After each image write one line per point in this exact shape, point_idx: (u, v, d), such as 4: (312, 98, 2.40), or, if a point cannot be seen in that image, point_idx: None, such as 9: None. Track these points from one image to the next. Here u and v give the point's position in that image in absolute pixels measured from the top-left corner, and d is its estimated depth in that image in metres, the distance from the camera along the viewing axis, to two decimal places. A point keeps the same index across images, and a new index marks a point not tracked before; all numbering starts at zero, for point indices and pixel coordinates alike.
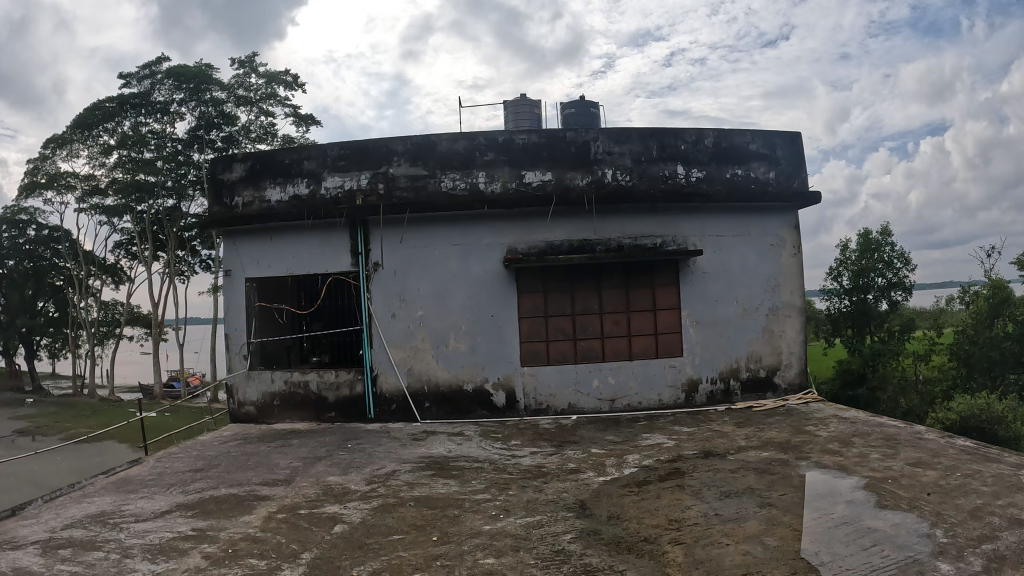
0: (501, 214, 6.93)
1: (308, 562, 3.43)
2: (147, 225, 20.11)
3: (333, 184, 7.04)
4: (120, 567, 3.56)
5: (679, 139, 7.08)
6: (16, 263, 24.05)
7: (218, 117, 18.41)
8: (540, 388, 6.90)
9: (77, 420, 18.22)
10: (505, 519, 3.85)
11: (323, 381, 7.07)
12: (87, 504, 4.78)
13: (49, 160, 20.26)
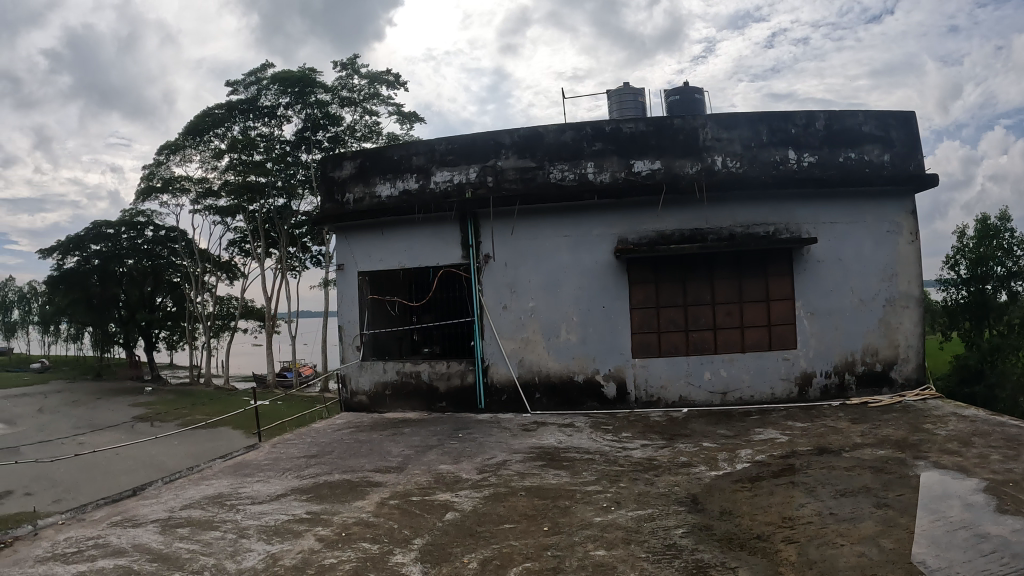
0: (610, 204, 6.89)
1: (420, 548, 3.52)
2: (259, 224, 21.22)
3: (442, 178, 7.18)
4: (237, 546, 3.77)
5: (789, 122, 6.81)
6: (136, 262, 26.04)
7: (324, 119, 19.07)
8: (650, 380, 6.81)
9: (195, 407, 19.42)
10: (615, 511, 3.82)
11: (434, 371, 7.26)
12: (205, 486, 5.09)
13: (164, 166, 21.67)
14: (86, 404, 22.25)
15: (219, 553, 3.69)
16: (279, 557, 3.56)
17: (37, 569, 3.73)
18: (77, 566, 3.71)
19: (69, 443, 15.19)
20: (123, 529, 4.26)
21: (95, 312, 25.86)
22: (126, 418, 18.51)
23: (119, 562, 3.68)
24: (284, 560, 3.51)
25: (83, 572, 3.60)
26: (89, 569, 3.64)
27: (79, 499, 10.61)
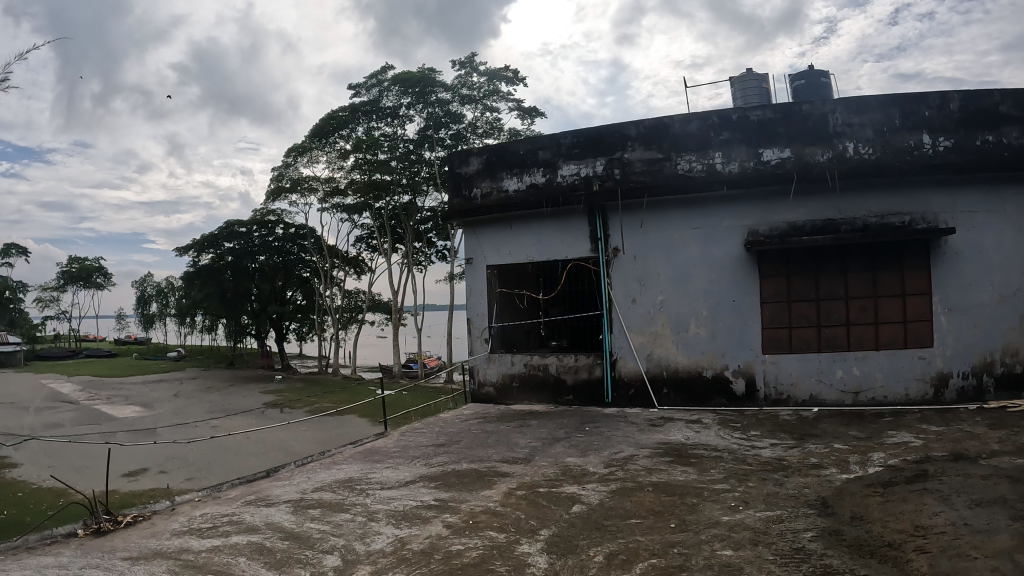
0: (738, 195, 6.76)
1: (546, 539, 3.58)
2: (386, 220, 21.89)
3: (569, 171, 7.42)
4: (367, 529, 3.95)
5: (922, 104, 6.41)
6: (268, 259, 27.68)
7: (445, 117, 19.36)
8: (781, 376, 6.63)
9: (323, 396, 20.36)
10: (744, 511, 3.74)
11: (562, 364, 7.49)
12: (336, 471, 5.34)
13: (292, 167, 22.91)
14: (219, 390, 23.86)
15: (348, 534, 3.88)
16: (406, 540, 3.70)
17: (183, 541, 4.06)
18: (215, 540, 4.01)
19: (205, 426, 16.31)
20: (257, 507, 4.54)
21: (230, 307, 27.85)
22: (257, 404, 19.70)
23: (254, 539, 3.93)
24: (411, 544, 3.65)
25: (224, 545, 3.88)
26: (227, 544, 3.92)
27: (209, 478, 11.37)
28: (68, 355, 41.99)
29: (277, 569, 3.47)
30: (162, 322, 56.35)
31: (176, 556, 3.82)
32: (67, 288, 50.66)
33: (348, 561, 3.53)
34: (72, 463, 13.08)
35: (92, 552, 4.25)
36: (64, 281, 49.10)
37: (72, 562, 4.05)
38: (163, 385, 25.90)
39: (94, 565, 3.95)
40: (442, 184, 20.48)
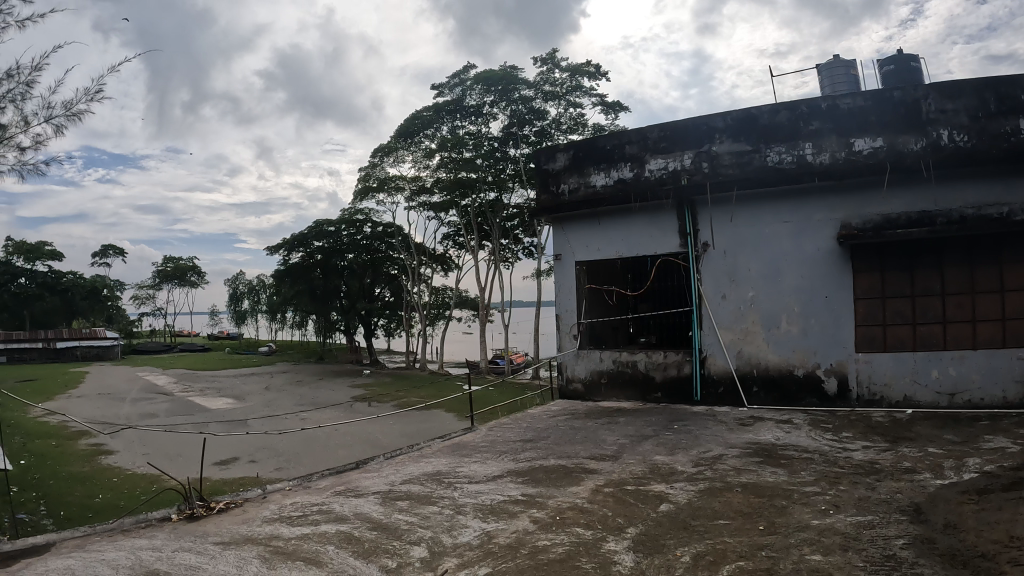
0: (830, 187, 6.58)
1: (634, 537, 3.60)
2: (472, 218, 22.10)
3: (657, 165, 7.47)
4: (454, 521, 4.05)
5: (1020, 87, 6.08)
6: (356, 257, 28.62)
7: (529, 114, 19.45)
8: (874, 376, 6.40)
9: (409, 391, 20.79)
10: (835, 515, 3.63)
11: (651, 361, 7.49)
12: (426, 463, 5.48)
13: (379, 167, 23.47)
14: (308, 384, 24.74)
15: (435, 527, 3.99)
16: (493, 535, 3.79)
17: (274, 528, 4.25)
18: (304, 528, 4.18)
19: (294, 418, 16.90)
20: (345, 498, 4.68)
21: (320, 302, 28.92)
22: (346, 398, 20.33)
23: (343, 528, 4.09)
24: (498, 538, 3.73)
25: (313, 533, 4.05)
26: (316, 532, 4.08)
27: (296, 469, 11.79)
28: (166, 349, 44.29)
29: (365, 558, 3.61)
30: (253, 319, 58.66)
31: (266, 542, 4.01)
32: (164, 286, 53.44)
33: (434, 552, 3.63)
34: (166, 451, 13.77)
35: (186, 536, 4.48)
36: (160, 279, 51.87)
37: (165, 545, 4.29)
38: (254, 378, 27.03)
39: (187, 548, 4.18)
40: (527, 181, 20.53)
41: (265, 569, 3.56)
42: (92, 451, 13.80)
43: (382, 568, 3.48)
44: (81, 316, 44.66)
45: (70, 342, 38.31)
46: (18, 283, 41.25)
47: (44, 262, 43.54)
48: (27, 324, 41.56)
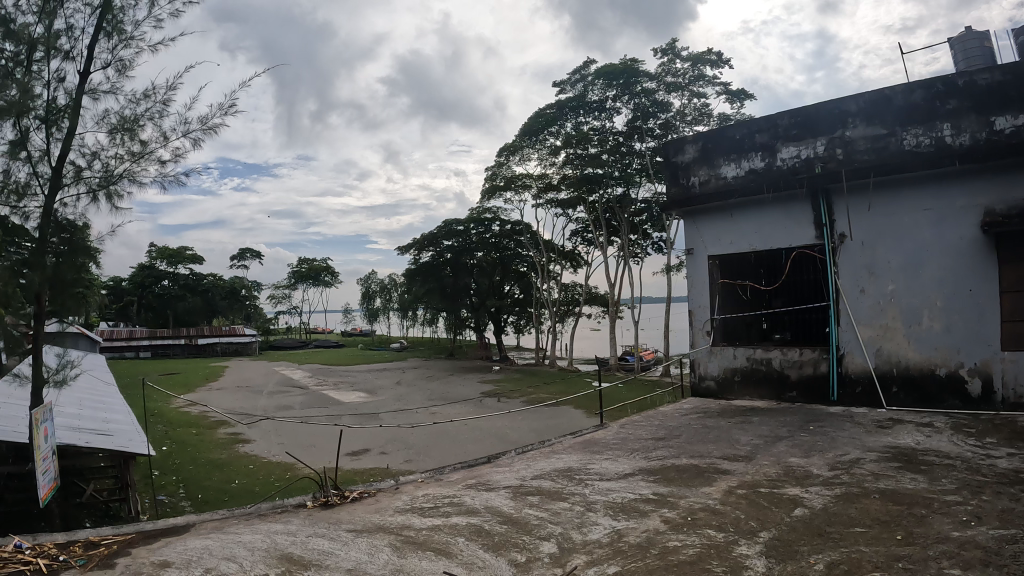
0: (972, 171, 6.11)
1: (766, 542, 3.62)
2: (599, 214, 21.93)
3: (789, 154, 7.27)
4: (584, 519, 4.37)
5: None
6: (485, 255, 29.30)
7: (652, 107, 18.99)
8: (1022, 377, 5.83)
9: (538, 387, 21.08)
10: (977, 527, 3.38)
11: (787, 358, 7.30)
12: (556, 459, 6.49)
13: (505, 166, 23.86)
14: (438, 379, 25.57)
15: (566, 523, 4.32)
16: (623, 534, 4.07)
17: (406, 518, 4.57)
18: (435, 519, 4.51)
19: (425, 412, 17.53)
20: (475, 492, 5.10)
21: (449, 300, 30.32)
22: (477, 393, 20.97)
23: (475, 521, 4.45)
24: (628, 537, 4.00)
25: (443, 525, 4.38)
26: (447, 524, 4.42)
27: (424, 462, 12.19)
28: (300, 345, 46.85)
29: (495, 552, 3.91)
30: (385, 317, 61.11)
31: (398, 531, 4.34)
32: (298, 286, 56.66)
33: (564, 549, 3.89)
34: (300, 441, 14.59)
35: (319, 522, 4.75)
36: (296, 280, 55.13)
37: (300, 530, 4.56)
38: (387, 373, 28.36)
39: (321, 534, 4.44)
40: (655, 175, 20.12)
41: (398, 558, 3.88)
42: (229, 440, 14.84)
43: (512, 562, 3.75)
44: (221, 315, 48.08)
45: (209, 338, 41.28)
46: (164, 285, 45.14)
47: (188, 264, 47.20)
48: (173, 322, 45.21)
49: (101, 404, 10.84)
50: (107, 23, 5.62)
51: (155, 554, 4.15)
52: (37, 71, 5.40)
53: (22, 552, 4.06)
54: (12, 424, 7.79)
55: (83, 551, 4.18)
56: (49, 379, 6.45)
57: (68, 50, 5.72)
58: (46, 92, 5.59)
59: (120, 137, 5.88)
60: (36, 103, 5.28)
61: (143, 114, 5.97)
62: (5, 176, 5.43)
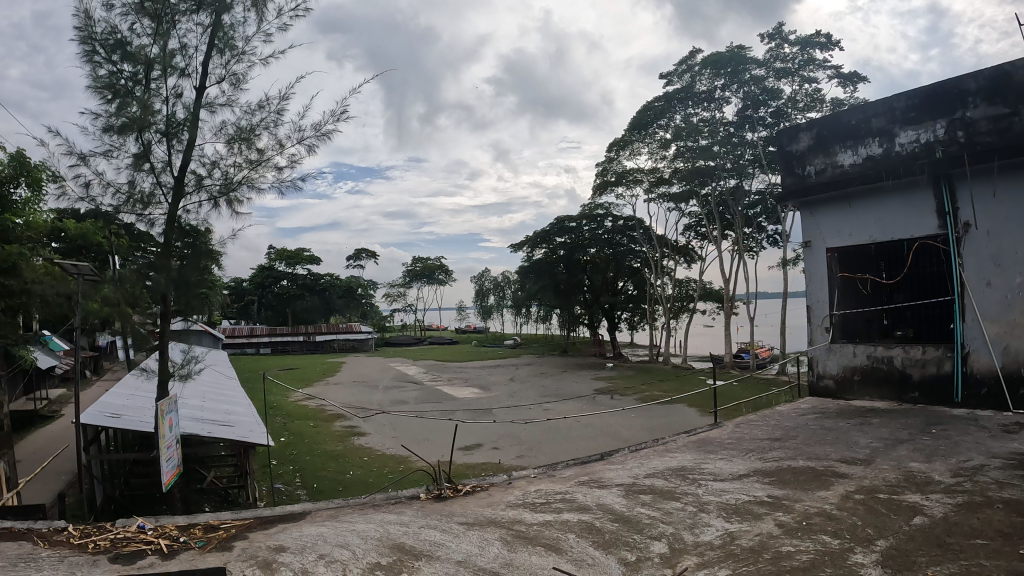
0: None
1: (883, 551, 3.47)
2: (713, 207, 21.24)
3: (908, 138, 6.78)
4: (696, 520, 4.40)
5: None
6: (598, 251, 29.40)
7: (762, 94, 18.24)
8: None
9: (650, 386, 20.74)
10: None
11: (908, 356, 6.86)
12: (670, 459, 6.45)
13: (615, 161, 23.73)
14: (551, 376, 25.68)
15: (678, 524, 4.34)
16: (736, 536, 4.03)
17: (517, 513, 4.79)
18: (547, 515, 4.71)
19: (539, 409, 17.69)
20: (587, 490, 5.30)
21: (564, 297, 30.69)
22: (589, 391, 20.92)
23: (584, 518, 4.54)
24: (740, 540, 3.94)
25: (553, 521, 4.54)
26: (557, 520, 4.57)
27: (536, 458, 12.32)
28: (413, 341, 48.18)
29: (604, 550, 3.94)
30: (499, 314, 61.94)
31: (509, 525, 4.50)
32: (413, 284, 58.35)
33: (674, 550, 3.90)
34: (413, 435, 15.02)
35: (431, 514, 4.88)
36: (409, 278, 56.83)
37: (413, 521, 4.70)
38: (500, 369, 28.80)
39: (433, 525, 4.57)
40: (769, 166, 19.08)
41: (508, 552, 3.99)
42: (345, 432, 15.47)
43: (621, 560, 3.80)
44: (338, 313, 50.20)
45: (328, 334, 43.06)
46: (283, 284, 47.65)
47: (306, 265, 49.58)
48: (293, 319, 47.60)
49: (225, 397, 11.57)
50: (219, 41, 5.98)
51: (270, 539, 4.38)
52: (156, 89, 5.83)
53: (146, 533, 4.38)
54: (143, 416, 8.45)
55: (202, 533, 4.46)
56: (175, 372, 6.93)
57: (186, 68, 6.15)
58: (167, 108, 6.05)
59: (238, 147, 6.25)
60: (156, 118, 5.71)
61: (258, 124, 6.31)
62: (133, 187, 5.92)
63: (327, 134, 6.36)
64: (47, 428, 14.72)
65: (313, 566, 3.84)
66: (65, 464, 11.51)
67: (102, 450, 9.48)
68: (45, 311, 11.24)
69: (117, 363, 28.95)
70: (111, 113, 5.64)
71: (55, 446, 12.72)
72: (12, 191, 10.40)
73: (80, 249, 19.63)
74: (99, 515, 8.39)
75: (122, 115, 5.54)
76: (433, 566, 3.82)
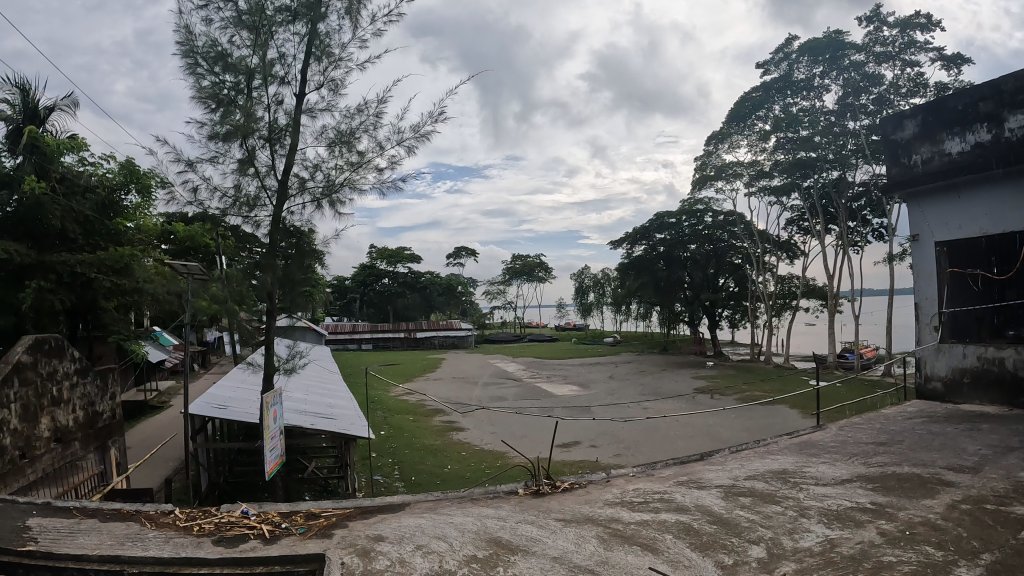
0: None
1: (988, 565, 3.57)
2: (815, 200, 20.33)
3: (1017, 123, 6.29)
4: (797, 525, 4.40)
5: None
6: (699, 247, 28.78)
7: (863, 81, 17.21)
8: None
9: (751, 386, 20.12)
10: None
11: (1020, 358, 6.38)
12: (771, 461, 6.26)
13: (715, 155, 23.18)
14: (650, 374, 25.32)
15: (777, 528, 4.37)
16: (836, 543, 4.03)
17: (616, 511, 4.85)
18: (645, 514, 4.76)
19: (637, 407, 17.57)
20: (686, 490, 5.32)
21: (664, 294, 30.07)
22: (688, 390, 20.52)
23: (683, 520, 4.60)
24: (841, 548, 3.95)
25: (652, 521, 4.59)
26: (656, 520, 4.62)
27: (633, 457, 12.27)
28: (513, 338, 48.59)
29: (702, 552, 3.99)
30: (598, 311, 61.63)
31: (607, 524, 4.56)
32: (512, 281, 58.89)
33: (773, 555, 3.92)
34: (511, 432, 15.18)
35: (529, 510, 4.95)
36: (508, 275, 57.36)
37: (511, 516, 4.78)
38: (600, 367, 28.67)
39: (530, 521, 4.64)
40: (873, 157, 18.01)
41: (604, 549, 4.05)
42: (444, 427, 15.81)
43: (718, 563, 3.83)
44: (439, 310, 51.20)
45: (429, 332, 43.98)
46: (384, 282, 49.12)
47: (406, 263, 50.88)
48: (394, 316, 48.95)
49: (326, 391, 12.09)
50: (316, 49, 6.24)
51: (369, 529, 4.54)
52: (258, 96, 6.15)
53: (249, 518, 4.64)
54: (249, 407, 8.93)
55: (303, 520, 4.67)
56: (282, 366, 7.29)
57: (285, 76, 6.45)
58: (269, 114, 6.37)
59: (338, 150, 6.50)
60: (258, 124, 6.02)
61: (357, 127, 6.54)
62: (239, 190, 6.27)
63: (425, 135, 6.53)
64: (167, 418, 15.75)
65: (411, 556, 3.95)
66: (174, 453, 12.32)
67: (209, 438, 10.13)
68: (155, 308, 12.14)
69: (223, 358, 30.50)
70: (216, 121, 5.99)
71: (161, 436, 13.59)
72: (123, 196, 11.26)
73: (189, 250, 20.90)
74: (204, 500, 8.96)
75: (227, 123, 5.88)
76: (529, 561, 3.88)
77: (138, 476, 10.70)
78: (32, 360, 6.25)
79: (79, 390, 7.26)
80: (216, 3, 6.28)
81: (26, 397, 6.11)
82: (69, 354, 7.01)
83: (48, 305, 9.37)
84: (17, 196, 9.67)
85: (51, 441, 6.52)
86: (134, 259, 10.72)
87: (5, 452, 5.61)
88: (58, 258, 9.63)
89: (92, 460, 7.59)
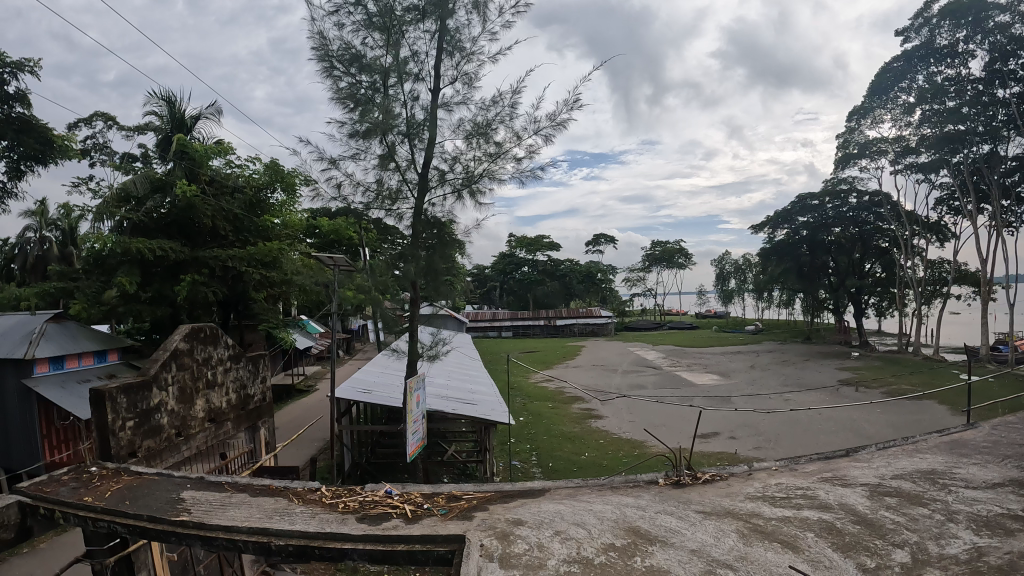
0: None
1: None
2: (965, 177, 18.59)
3: None
4: (943, 529, 4.24)
5: None
6: (844, 230, 27.00)
7: (1010, 44, 15.51)
8: None
9: (899, 377, 18.80)
10: None
11: None
12: (919, 460, 5.86)
13: (858, 131, 21.72)
14: (794, 364, 24.17)
15: (922, 531, 4.20)
16: (984, 552, 3.91)
17: (756, 505, 4.71)
18: (786, 510, 4.60)
19: (777, 398, 16.87)
20: (830, 487, 5.10)
21: (808, 280, 29.01)
22: (831, 381, 19.45)
23: (825, 518, 4.43)
24: (988, 557, 3.85)
25: (793, 517, 4.44)
26: (797, 517, 4.47)
27: (774, 450, 11.81)
28: (652, 325, 47.83)
29: (843, 552, 3.87)
30: (741, 297, 59.52)
31: (746, 518, 4.45)
32: (652, 268, 57.90)
33: (917, 560, 3.81)
34: (649, 420, 15.07)
35: (668, 501, 4.88)
36: (649, 262, 56.59)
37: (649, 505, 4.74)
38: (741, 356, 27.66)
39: (669, 512, 4.59)
40: None
41: (743, 545, 3.96)
42: (581, 415, 15.89)
43: (859, 566, 3.72)
44: (579, 297, 51.11)
45: (568, 318, 43.95)
46: (524, 270, 50.33)
47: (545, 250, 51.34)
48: (533, 304, 49.59)
49: (465, 376, 12.51)
50: (448, 44, 6.42)
51: (509, 513, 4.53)
52: (394, 94, 6.42)
53: (391, 498, 4.75)
54: (390, 391, 9.41)
55: (444, 501, 4.73)
56: (424, 352, 7.55)
57: (419, 73, 6.70)
58: (406, 111, 6.63)
59: (476, 141, 6.67)
60: (396, 121, 6.29)
61: (493, 119, 6.67)
62: (380, 185, 6.57)
63: (560, 124, 6.55)
64: (317, 401, 16.77)
65: (548, 541, 3.99)
66: (320, 435, 13.10)
67: (353, 421, 10.73)
68: (301, 298, 12.96)
69: (366, 345, 31.97)
70: (355, 120, 6.30)
71: (309, 419, 14.48)
72: (269, 194, 11.98)
73: (333, 242, 22.13)
74: (347, 478, 9.51)
75: (366, 121, 6.17)
76: (665, 552, 3.85)
77: (288, 455, 11.50)
78: (188, 347, 6.85)
79: (232, 373, 7.91)
80: (347, 8, 6.58)
81: (183, 380, 6.72)
82: (223, 340, 7.60)
83: (202, 297, 10.20)
84: (171, 199, 10.62)
85: (206, 421, 7.16)
86: (281, 253, 11.50)
87: (162, 430, 6.22)
88: (209, 254, 10.47)
89: (243, 438, 8.27)
